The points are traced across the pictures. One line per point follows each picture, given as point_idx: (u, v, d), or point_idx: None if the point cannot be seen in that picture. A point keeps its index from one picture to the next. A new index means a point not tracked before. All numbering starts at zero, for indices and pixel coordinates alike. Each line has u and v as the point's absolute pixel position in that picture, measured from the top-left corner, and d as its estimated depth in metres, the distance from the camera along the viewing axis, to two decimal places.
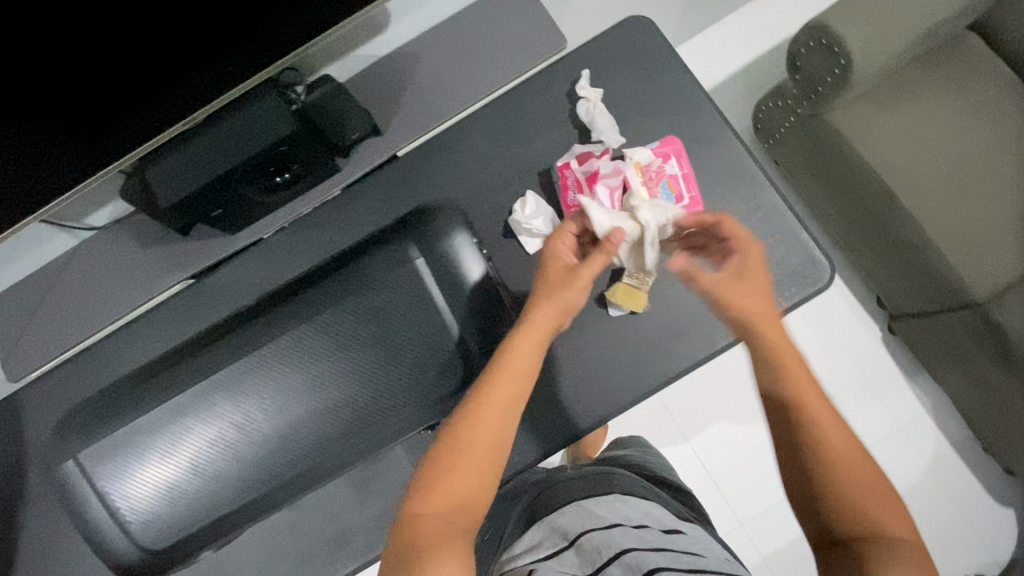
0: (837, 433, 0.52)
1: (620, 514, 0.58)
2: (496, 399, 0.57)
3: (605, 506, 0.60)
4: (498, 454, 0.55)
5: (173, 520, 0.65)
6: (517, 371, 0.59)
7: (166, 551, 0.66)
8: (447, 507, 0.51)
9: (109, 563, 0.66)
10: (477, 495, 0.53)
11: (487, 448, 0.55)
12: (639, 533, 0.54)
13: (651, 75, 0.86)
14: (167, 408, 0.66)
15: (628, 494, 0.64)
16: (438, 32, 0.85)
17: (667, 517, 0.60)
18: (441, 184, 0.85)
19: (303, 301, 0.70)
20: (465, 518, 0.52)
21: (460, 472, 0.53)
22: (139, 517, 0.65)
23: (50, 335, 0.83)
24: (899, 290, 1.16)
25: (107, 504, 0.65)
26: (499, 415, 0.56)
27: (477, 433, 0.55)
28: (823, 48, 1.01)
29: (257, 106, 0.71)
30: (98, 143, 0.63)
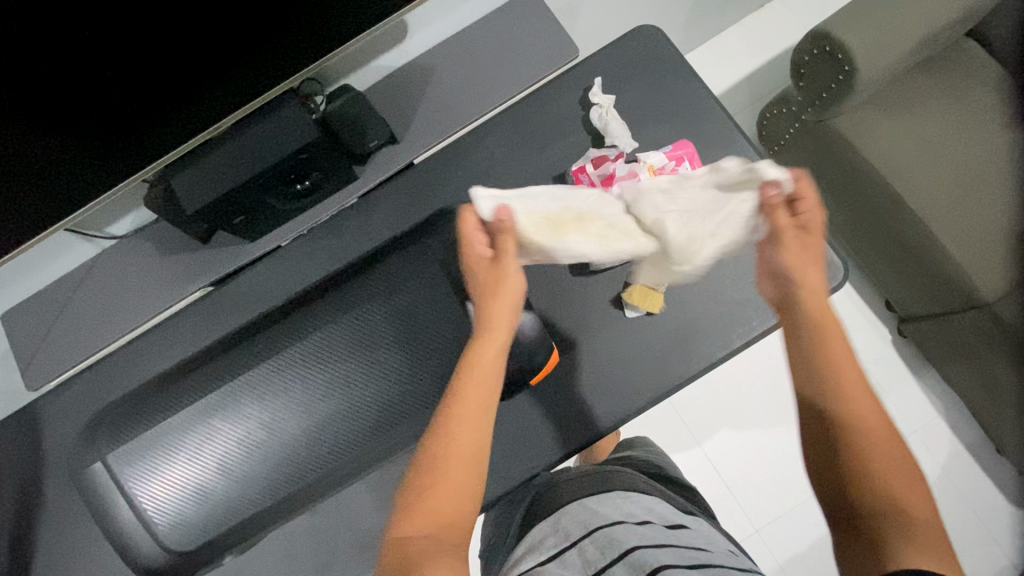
0: (871, 415, 0.52)
1: (623, 511, 0.58)
2: (468, 413, 0.55)
3: (607, 504, 0.60)
4: (478, 467, 0.54)
5: (199, 522, 0.65)
6: (483, 378, 0.56)
7: (193, 553, 0.66)
8: (433, 528, 0.51)
9: (136, 566, 0.67)
10: (461, 510, 0.53)
11: (466, 464, 0.53)
12: (644, 530, 0.53)
13: (661, 82, 0.89)
14: (194, 410, 0.66)
15: (630, 490, 0.63)
16: (453, 43, 0.88)
17: (670, 513, 0.59)
18: (457, 190, 0.87)
19: (328, 302, 0.71)
20: (452, 535, 0.51)
21: (440, 491, 0.52)
22: (165, 519, 0.65)
23: (69, 343, 0.84)
24: (908, 292, 1.17)
25: (134, 506, 0.65)
26: (473, 430, 0.54)
27: (454, 451, 0.53)
28: (827, 55, 1.03)
29: (279, 115, 0.73)
30: (129, 152, 0.65)
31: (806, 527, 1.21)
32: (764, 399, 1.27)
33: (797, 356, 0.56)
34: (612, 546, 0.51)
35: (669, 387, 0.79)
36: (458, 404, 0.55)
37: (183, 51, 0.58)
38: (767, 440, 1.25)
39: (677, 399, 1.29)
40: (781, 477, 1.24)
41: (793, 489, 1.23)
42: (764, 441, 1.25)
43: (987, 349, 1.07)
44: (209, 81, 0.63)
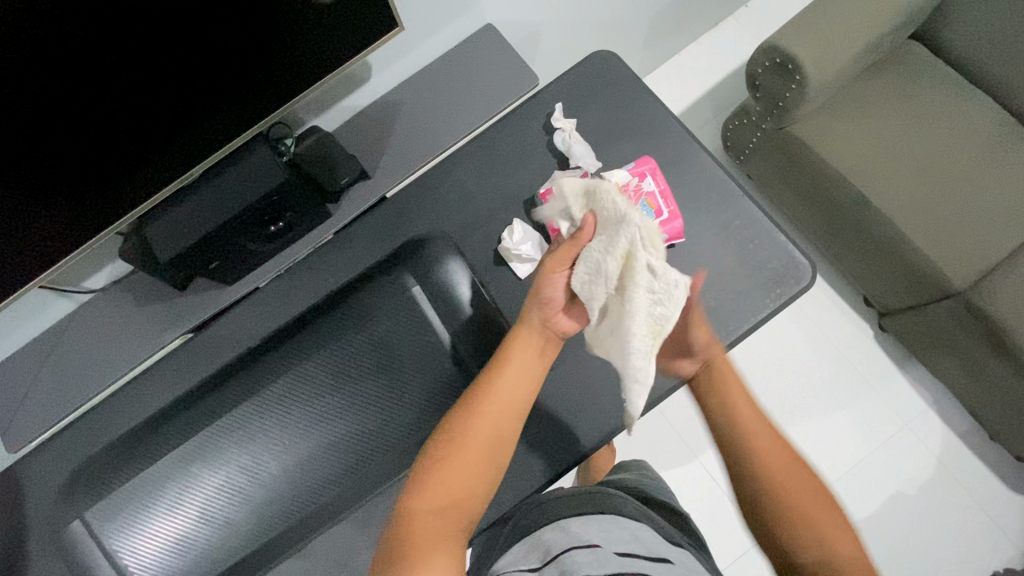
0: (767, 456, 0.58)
1: (611, 534, 0.57)
2: (498, 398, 0.61)
3: (596, 526, 0.59)
4: (493, 455, 0.59)
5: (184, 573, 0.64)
6: (519, 375, 0.63)
7: None
8: (443, 501, 0.57)
9: None
10: (470, 492, 0.58)
11: (484, 447, 0.59)
12: (631, 556, 0.52)
13: (619, 101, 0.92)
14: (175, 457, 0.66)
15: (620, 515, 0.62)
16: (417, 80, 0.91)
17: (655, 542, 0.58)
18: (430, 220, 0.88)
19: (304, 339, 0.71)
20: (458, 514, 0.57)
21: (457, 466, 0.58)
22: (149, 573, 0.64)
23: (47, 401, 0.83)
24: (883, 287, 1.19)
25: (117, 563, 0.64)
26: (496, 416, 0.60)
27: (476, 430, 0.60)
28: (778, 66, 1.08)
29: (247, 160, 0.75)
30: (99, 207, 0.66)
31: None
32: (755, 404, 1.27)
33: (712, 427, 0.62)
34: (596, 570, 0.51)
35: (653, 399, 0.79)
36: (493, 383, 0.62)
37: (152, 105, 0.60)
38: None
39: (670, 410, 1.29)
40: None
41: None
42: None
43: (965, 337, 1.09)
44: (173, 131, 0.64)
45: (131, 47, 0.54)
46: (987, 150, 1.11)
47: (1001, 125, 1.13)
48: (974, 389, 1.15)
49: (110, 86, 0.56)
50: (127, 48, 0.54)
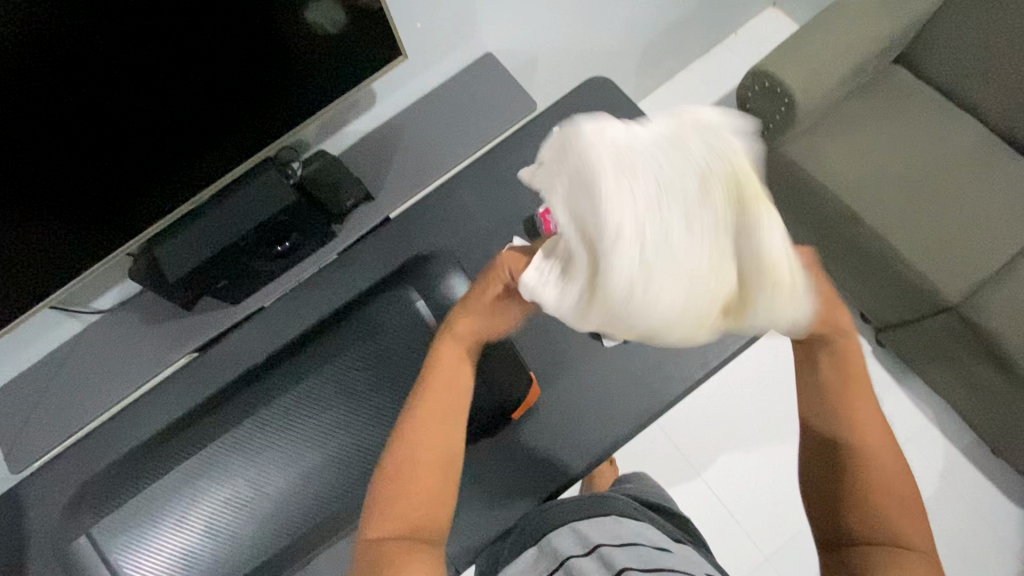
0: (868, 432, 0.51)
1: (615, 535, 0.58)
2: (438, 404, 0.54)
3: (599, 527, 0.60)
4: (450, 461, 0.52)
5: None
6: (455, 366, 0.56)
7: None
8: (405, 529, 0.49)
9: None
10: (434, 510, 0.51)
11: (439, 458, 0.52)
12: (635, 552, 0.54)
13: (615, 124, 0.95)
14: (182, 471, 0.67)
15: (623, 514, 0.63)
16: (420, 106, 0.95)
17: (660, 539, 0.59)
18: (433, 239, 0.91)
19: (310, 353, 0.73)
20: (426, 535, 0.50)
21: (413, 486, 0.50)
22: None
23: (52, 420, 0.83)
24: (879, 302, 1.21)
25: None
26: (444, 412, 0.54)
27: (425, 443, 0.52)
28: (767, 89, 1.13)
29: (255, 182, 0.78)
30: (113, 225, 0.68)
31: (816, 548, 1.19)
32: (755, 421, 1.28)
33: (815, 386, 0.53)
34: (605, 569, 0.51)
35: (653, 413, 0.80)
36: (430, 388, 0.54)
37: (168, 127, 0.63)
38: (764, 461, 1.25)
39: (671, 427, 1.29)
40: (784, 499, 1.22)
41: (797, 510, 1.21)
42: (761, 462, 1.25)
43: (962, 349, 1.10)
44: (181, 154, 0.67)
45: (146, 74, 0.57)
46: (973, 168, 1.15)
47: (986, 144, 1.17)
48: (974, 401, 1.16)
49: (123, 111, 0.58)
50: (144, 75, 0.57)
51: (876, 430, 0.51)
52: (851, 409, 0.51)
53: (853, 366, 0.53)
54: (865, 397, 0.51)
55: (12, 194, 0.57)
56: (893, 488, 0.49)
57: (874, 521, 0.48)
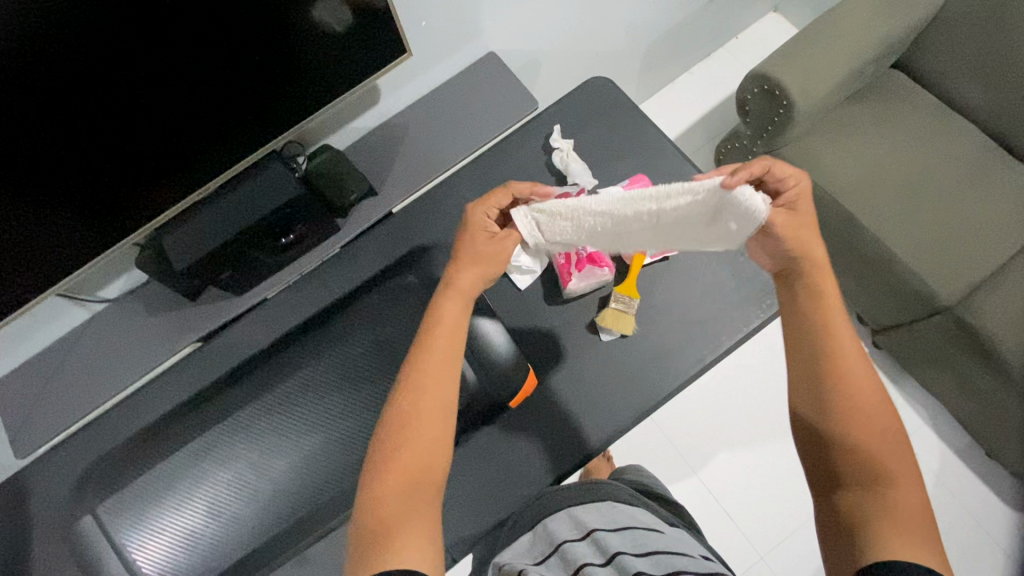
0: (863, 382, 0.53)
1: (610, 518, 0.61)
2: (434, 374, 0.57)
3: (592, 511, 0.63)
4: (447, 423, 0.56)
5: (191, 568, 0.65)
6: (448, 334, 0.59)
7: None
8: (404, 483, 0.53)
9: None
10: (432, 468, 0.54)
11: (435, 418, 0.56)
12: (629, 537, 0.57)
13: (614, 123, 0.97)
14: (187, 454, 0.68)
15: (619, 499, 0.66)
16: (423, 103, 0.96)
17: (651, 520, 0.62)
18: (434, 233, 0.92)
19: (313, 340, 0.74)
20: (424, 490, 0.53)
21: (413, 445, 0.54)
22: (158, 569, 0.65)
23: (57, 407, 0.85)
24: (875, 303, 1.22)
25: (126, 559, 0.65)
26: (437, 378, 0.57)
27: (423, 407, 0.56)
28: (766, 92, 1.14)
29: (262, 176, 0.79)
30: (124, 215, 0.70)
31: (811, 547, 1.19)
32: (751, 420, 1.29)
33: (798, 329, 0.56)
34: (600, 553, 0.55)
35: (649, 406, 0.81)
36: (424, 360, 0.58)
37: (179, 120, 0.64)
38: (759, 461, 1.26)
39: (667, 425, 1.30)
40: (778, 499, 1.23)
41: (791, 509, 1.22)
42: (757, 461, 1.26)
43: (956, 351, 1.11)
44: (189, 146, 0.68)
45: (160, 67, 0.58)
46: (968, 171, 1.16)
47: (981, 148, 1.18)
48: (969, 404, 1.17)
49: (135, 104, 0.60)
50: (156, 68, 0.58)
51: (862, 382, 0.53)
52: (837, 365, 0.53)
53: (837, 320, 0.55)
54: (851, 344, 0.54)
55: (26, 184, 0.59)
56: (877, 436, 0.51)
57: (856, 468, 0.50)
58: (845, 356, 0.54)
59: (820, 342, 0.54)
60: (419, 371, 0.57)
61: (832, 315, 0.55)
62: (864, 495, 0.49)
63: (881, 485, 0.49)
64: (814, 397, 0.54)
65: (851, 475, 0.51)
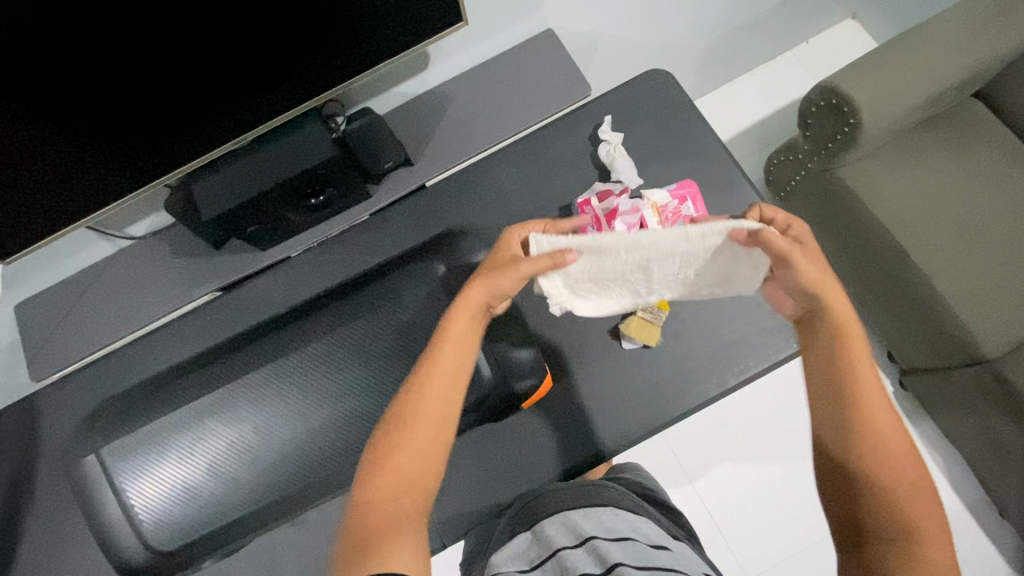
0: (884, 418, 0.52)
1: (608, 527, 0.61)
2: (439, 379, 0.55)
3: (593, 516, 0.63)
4: (446, 433, 0.54)
5: (186, 520, 0.66)
6: (457, 342, 0.57)
7: (176, 553, 0.66)
8: (399, 489, 0.51)
9: (116, 562, 0.67)
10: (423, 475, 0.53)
11: (434, 424, 0.54)
12: (628, 548, 0.55)
13: (669, 120, 0.91)
14: (192, 409, 0.68)
15: (619, 507, 0.66)
16: (471, 76, 0.92)
17: (654, 532, 0.62)
18: (466, 213, 0.90)
19: (330, 314, 0.73)
20: (416, 496, 0.52)
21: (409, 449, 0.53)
22: (153, 516, 0.66)
23: (76, 336, 0.87)
24: (910, 344, 1.17)
25: (123, 502, 0.66)
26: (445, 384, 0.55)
27: (423, 414, 0.54)
28: (833, 107, 1.07)
29: (301, 132, 0.77)
30: (157, 158, 0.69)
31: None
32: (758, 442, 1.25)
33: (819, 360, 0.55)
34: (598, 563, 0.53)
35: (660, 421, 0.79)
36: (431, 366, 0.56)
37: (218, 67, 0.62)
38: (761, 484, 1.23)
39: (670, 431, 1.28)
40: (773, 524, 1.21)
41: (785, 537, 1.20)
42: (757, 485, 1.23)
43: (988, 407, 1.06)
44: (227, 96, 0.66)
45: (202, 12, 0.56)
46: None
47: None
48: (991, 462, 1.12)
49: (174, 46, 0.57)
50: (198, 12, 0.55)
51: (882, 415, 0.52)
52: (859, 402, 0.52)
53: (854, 344, 0.54)
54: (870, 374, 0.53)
55: (51, 112, 0.57)
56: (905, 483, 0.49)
57: (881, 513, 0.49)
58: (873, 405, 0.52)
59: (845, 393, 0.53)
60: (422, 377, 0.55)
61: (852, 342, 0.54)
62: (899, 548, 0.48)
63: (909, 535, 0.48)
64: (834, 426, 0.53)
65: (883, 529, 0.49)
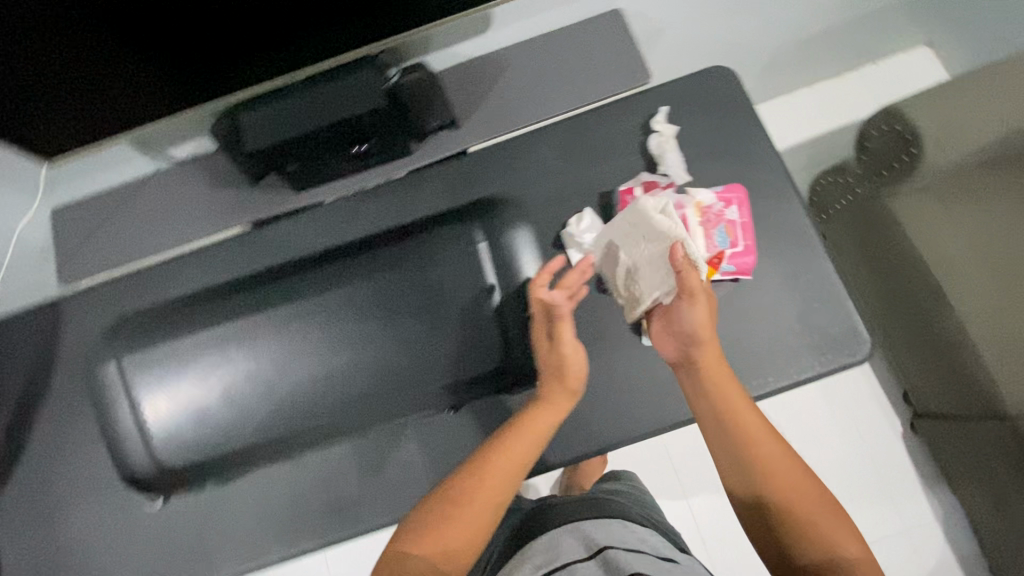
0: (733, 397, 0.69)
1: (618, 539, 0.69)
2: (495, 478, 0.69)
3: (603, 529, 0.71)
4: (487, 519, 0.67)
5: (243, 409, 0.82)
6: (520, 449, 0.71)
7: (226, 436, 0.81)
8: (436, 554, 0.64)
9: (171, 438, 0.81)
10: (462, 549, 0.65)
11: (481, 508, 0.67)
12: (638, 558, 0.64)
13: (726, 119, 0.87)
14: (264, 321, 0.84)
15: (627, 523, 0.74)
16: (528, 45, 0.90)
17: (660, 547, 0.70)
18: (503, 186, 0.89)
19: (378, 260, 0.86)
20: (452, 563, 0.64)
21: (455, 524, 0.66)
22: (217, 401, 0.82)
23: (107, 251, 0.88)
24: (929, 388, 1.14)
25: (195, 386, 0.82)
26: (502, 477, 0.69)
27: (475, 497, 0.67)
28: (895, 133, 1.07)
29: (353, 77, 0.75)
30: (207, 83, 0.68)
31: None
32: None
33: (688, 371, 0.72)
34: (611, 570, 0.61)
35: (667, 424, 0.79)
36: (492, 460, 0.70)
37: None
38: None
39: (671, 436, 1.28)
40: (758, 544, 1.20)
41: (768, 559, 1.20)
42: None
43: (1000, 465, 1.03)
44: (284, 30, 0.65)
45: None
46: None
47: None
48: (993, 519, 1.10)
49: None
50: None
51: (733, 393, 0.70)
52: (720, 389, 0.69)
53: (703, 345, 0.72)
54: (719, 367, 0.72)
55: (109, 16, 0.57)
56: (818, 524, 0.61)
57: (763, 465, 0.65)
58: (734, 400, 0.69)
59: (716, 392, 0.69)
60: (482, 468, 0.69)
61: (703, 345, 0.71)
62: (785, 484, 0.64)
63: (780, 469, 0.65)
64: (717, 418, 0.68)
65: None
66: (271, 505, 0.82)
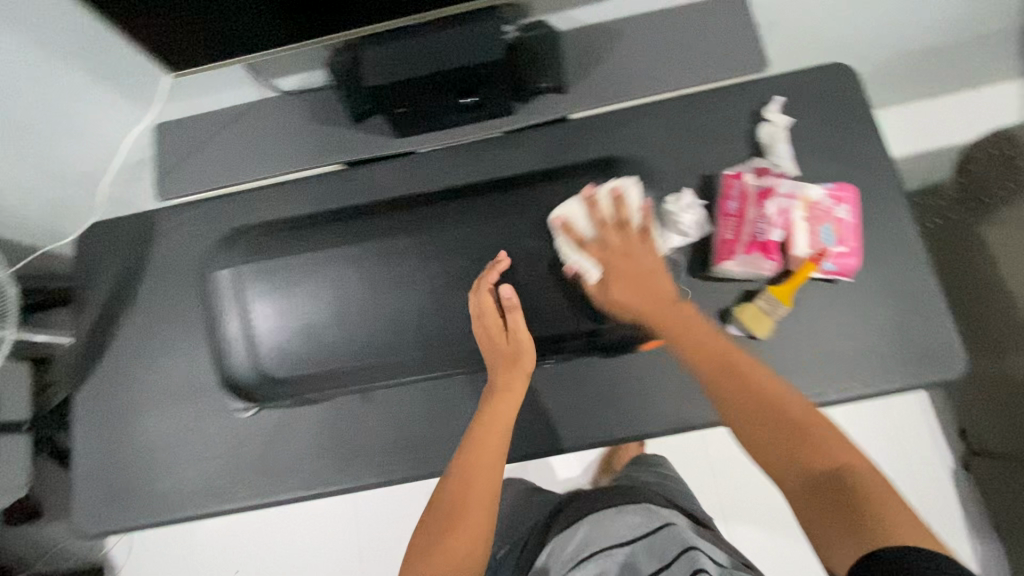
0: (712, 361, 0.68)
1: (648, 520, 0.80)
2: (481, 472, 0.71)
3: (629, 514, 0.82)
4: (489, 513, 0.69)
5: (338, 333, 0.86)
6: (494, 438, 0.74)
7: (319, 357, 0.86)
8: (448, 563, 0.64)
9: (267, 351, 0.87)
10: (473, 552, 0.65)
11: (480, 506, 0.68)
12: (673, 537, 0.75)
13: (841, 118, 0.85)
14: (367, 253, 0.88)
15: (651, 503, 0.85)
16: (645, 18, 0.88)
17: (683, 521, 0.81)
18: (601, 158, 0.88)
19: (489, 207, 0.88)
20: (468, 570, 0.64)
21: (459, 529, 0.67)
22: (311, 325, 0.87)
23: (205, 171, 0.90)
24: (992, 428, 1.11)
25: (292, 308, 0.88)
26: (488, 470, 0.71)
27: (470, 499, 0.69)
28: (1002, 157, 1.01)
29: (478, 25, 0.75)
30: (340, 15, 0.69)
31: None
32: None
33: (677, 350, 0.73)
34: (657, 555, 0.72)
35: None
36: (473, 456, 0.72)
37: None
38: None
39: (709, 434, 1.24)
40: None
41: None
42: None
43: None
44: None
45: None
46: None
47: None
48: None
49: None
50: None
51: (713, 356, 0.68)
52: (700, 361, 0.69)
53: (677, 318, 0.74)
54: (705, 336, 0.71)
55: None
56: (816, 446, 0.56)
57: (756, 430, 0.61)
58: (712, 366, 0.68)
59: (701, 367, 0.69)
60: (464, 470, 0.71)
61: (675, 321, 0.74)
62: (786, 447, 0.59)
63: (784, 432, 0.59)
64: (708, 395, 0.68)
65: (817, 521, 0.51)
66: (335, 436, 0.84)
